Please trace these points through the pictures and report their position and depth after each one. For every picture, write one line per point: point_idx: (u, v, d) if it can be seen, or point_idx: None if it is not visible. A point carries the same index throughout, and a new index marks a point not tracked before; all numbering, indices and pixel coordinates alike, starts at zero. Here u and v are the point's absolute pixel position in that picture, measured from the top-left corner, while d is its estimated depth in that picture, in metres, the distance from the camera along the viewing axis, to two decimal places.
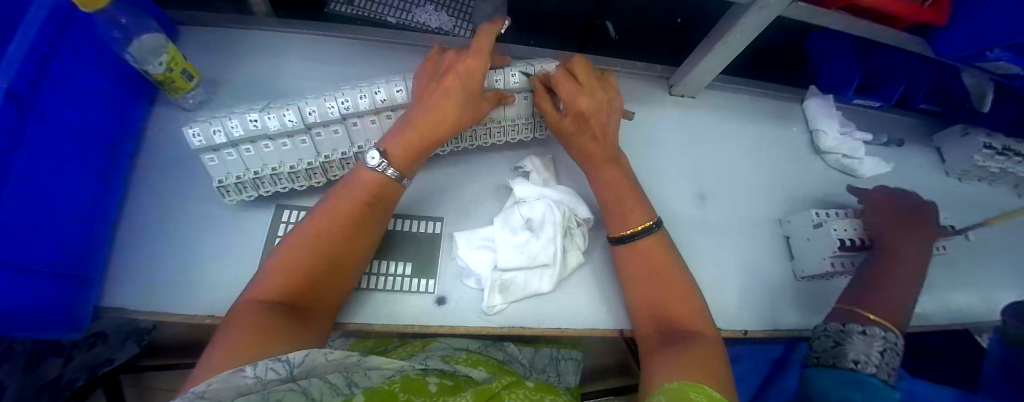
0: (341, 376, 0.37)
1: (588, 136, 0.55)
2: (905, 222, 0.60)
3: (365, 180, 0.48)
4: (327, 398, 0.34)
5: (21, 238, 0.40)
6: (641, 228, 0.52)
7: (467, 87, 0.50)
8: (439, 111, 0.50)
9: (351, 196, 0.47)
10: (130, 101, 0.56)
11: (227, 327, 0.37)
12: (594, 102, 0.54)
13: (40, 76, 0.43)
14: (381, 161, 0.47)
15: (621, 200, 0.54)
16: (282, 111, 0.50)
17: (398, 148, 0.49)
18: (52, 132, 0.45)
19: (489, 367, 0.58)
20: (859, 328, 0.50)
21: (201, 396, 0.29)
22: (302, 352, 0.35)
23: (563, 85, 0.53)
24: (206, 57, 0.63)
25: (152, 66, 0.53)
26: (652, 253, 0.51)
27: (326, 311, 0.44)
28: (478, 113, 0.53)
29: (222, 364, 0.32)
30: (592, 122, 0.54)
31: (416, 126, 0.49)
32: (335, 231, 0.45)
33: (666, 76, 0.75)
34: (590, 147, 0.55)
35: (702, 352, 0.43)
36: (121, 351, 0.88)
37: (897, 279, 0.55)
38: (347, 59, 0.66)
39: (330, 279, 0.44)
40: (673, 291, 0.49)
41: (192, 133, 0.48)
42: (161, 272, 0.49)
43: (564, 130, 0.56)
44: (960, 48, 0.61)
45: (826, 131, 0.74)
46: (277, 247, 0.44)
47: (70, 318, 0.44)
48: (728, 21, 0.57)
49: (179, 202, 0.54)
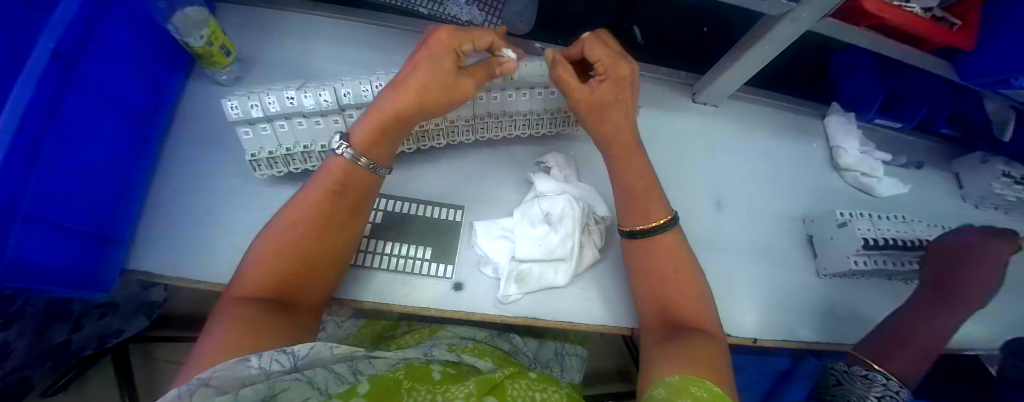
0: (344, 365, 0.40)
1: (624, 106, 0.54)
2: (971, 270, 0.58)
3: (332, 171, 0.48)
4: (333, 388, 0.37)
5: (54, 197, 0.41)
6: (660, 223, 0.52)
7: (438, 61, 0.47)
8: (406, 87, 0.47)
9: (319, 188, 0.47)
10: (166, 75, 0.58)
11: (210, 328, 0.38)
12: (631, 70, 0.52)
13: (84, 41, 0.45)
14: (341, 144, 0.47)
15: (627, 197, 0.54)
16: (318, 91, 0.51)
17: (363, 133, 0.48)
18: (90, 99, 0.46)
19: (494, 358, 0.60)
20: (862, 371, 0.54)
21: (206, 383, 0.32)
22: (306, 347, 0.37)
23: (597, 51, 0.52)
24: (241, 36, 0.65)
25: (193, 39, 0.54)
26: (666, 255, 0.52)
27: (311, 300, 0.46)
28: (452, 91, 0.49)
29: (218, 357, 0.35)
30: (626, 91, 0.53)
31: (381, 105, 0.48)
32: (307, 223, 0.45)
33: (689, 83, 0.76)
34: (622, 126, 0.55)
35: (705, 348, 0.45)
36: (130, 322, 0.87)
37: (939, 329, 0.57)
38: (380, 46, 0.67)
39: (310, 274, 0.45)
40: (680, 289, 0.50)
41: (230, 106, 0.50)
42: (187, 240, 0.51)
43: (603, 99, 0.52)
44: (984, 73, 0.61)
45: (846, 149, 0.74)
46: (252, 247, 0.45)
47: (94, 278, 0.45)
48: (758, 30, 0.57)
49: (209, 174, 0.55)
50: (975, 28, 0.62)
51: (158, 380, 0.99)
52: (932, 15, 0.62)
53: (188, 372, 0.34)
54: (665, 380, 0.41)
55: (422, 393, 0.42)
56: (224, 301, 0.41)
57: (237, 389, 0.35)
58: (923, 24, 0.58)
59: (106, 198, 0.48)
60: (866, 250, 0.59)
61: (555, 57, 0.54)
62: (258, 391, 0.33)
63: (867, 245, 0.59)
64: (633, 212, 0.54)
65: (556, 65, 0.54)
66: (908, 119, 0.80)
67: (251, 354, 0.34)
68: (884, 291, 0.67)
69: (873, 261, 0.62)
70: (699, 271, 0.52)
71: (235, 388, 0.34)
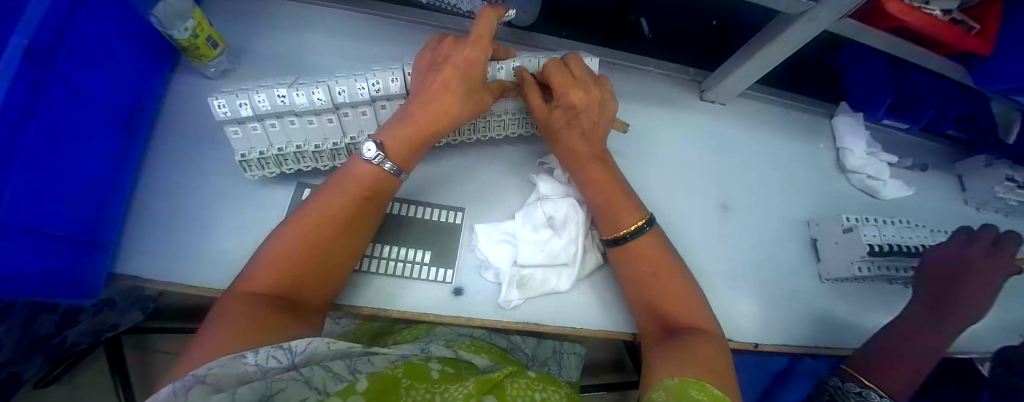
0: (343, 364, 0.38)
1: (580, 132, 0.54)
2: (966, 280, 0.57)
3: (362, 173, 0.47)
4: (331, 386, 0.36)
5: (35, 203, 0.39)
6: (630, 230, 0.50)
7: (468, 80, 0.48)
8: (431, 109, 0.48)
9: (347, 192, 0.45)
10: (150, 68, 0.55)
11: (218, 315, 0.37)
12: (587, 98, 0.52)
13: (60, 35, 0.42)
14: (376, 154, 0.46)
15: (618, 202, 0.52)
16: (311, 89, 0.48)
17: (395, 144, 0.47)
18: (69, 98, 0.44)
19: (491, 354, 0.58)
20: (856, 390, 0.53)
21: (201, 380, 0.31)
22: (304, 342, 0.36)
23: (559, 76, 0.52)
24: (231, 24, 0.61)
25: (177, 31, 0.51)
26: (650, 258, 0.50)
27: (323, 301, 0.44)
28: (477, 105, 0.51)
29: (219, 352, 0.34)
30: (581, 117, 0.53)
31: (412, 123, 0.48)
32: (330, 225, 0.44)
33: (698, 80, 0.74)
34: (578, 145, 0.53)
35: (705, 352, 0.43)
36: (126, 316, 0.84)
37: (932, 336, 0.56)
38: (376, 37, 0.64)
39: (324, 276, 0.44)
40: (676, 292, 0.49)
41: (216, 104, 0.47)
42: (176, 243, 0.49)
43: (552, 121, 0.53)
44: (1002, 78, 0.60)
45: (852, 150, 0.73)
46: (270, 237, 0.44)
47: (80, 286, 0.44)
48: (773, 29, 0.55)
49: (198, 172, 0.53)
50: (992, 32, 0.60)
51: (153, 371, 0.98)
52: (951, 18, 0.60)
53: (189, 359, 0.34)
54: (664, 382, 0.40)
55: (421, 393, 0.39)
56: (233, 290, 0.40)
57: (234, 386, 0.34)
58: (945, 29, 0.56)
59: (90, 199, 0.45)
60: (870, 257, 0.58)
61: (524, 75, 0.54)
62: (255, 391, 0.32)
63: (873, 253, 0.58)
64: (608, 218, 0.52)
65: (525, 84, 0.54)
66: (915, 121, 0.79)
67: (248, 351, 0.33)
68: (883, 295, 0.67)
69: (876, 267, 0.61)
70: (690, 277, 0.51)
71: (232, 386, 0.33)
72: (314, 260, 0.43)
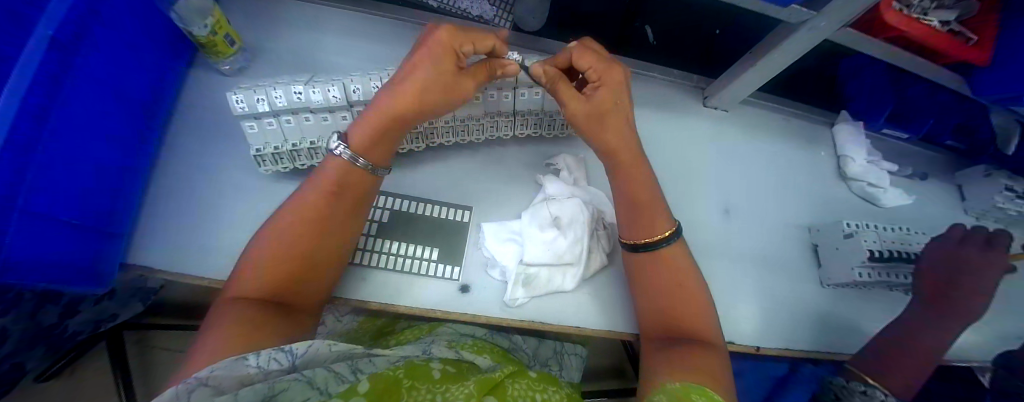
0: (344, 364, 0.38)
1: (622, 113, 0.52)
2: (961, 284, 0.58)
3: (333, 170, 0.47)
4: (333, 387, 0.35)
5: (53, 190, 0.40)
6: (662, 237, 0.50)
7: (438, 65, 0.46)
8: (404, 91, 0.46)
9: (314, 189, 0.46)
10: (166, 64, 0.56)
11: (212, 324, 0.38)
12: (622, 77, 0.51)
13: (82, 29, 0.43)
14: (340, 147, 0.47)
15: (640, 206, 0.52)
16: (327, 86, 0.50)
17: (362, 135, 0.47)
18: (88, 91, 0.45)
19: (493, 354, 0.59)
20: (861, 387, 0.53)
21: (204, 383, 0.31)
22: (304, 344, 0.36)
23: (587, 57, 0.50)
24: (247, 24, 0.63)
25: (197, 27, 0.52)
26: (669, 264, 0.50)
27: (313, 301, 0.45)
28: (450, 95, 0.48)
29: (217, 356, 0.34)
30: (624, 97, 0.51)
31: (380, 107, 0.46)
32: (303, 225, 0.45)
33: (701, 87, 0.75)
34: (615, 141, 0.52)
35: (706, 364, 0.44)
36: (125, 308, 0.84)
37: (932, 342, 0.57)
38: (388, 39, 0.66)
39: (311, 277, 0.45)
40: (682, 302, 0.49)
41: (235, 99, 0.49)
42: (186, 235, 0.49)
43: (602, 106, 0.50)
44: (998, 89, 0.61)
45: (853, 158, 0.74)
46: (252, 244, 0.44)
47: (94, 274, 0.44)
48: (775, 37, 0.56)
49: (209, 167, 0.54)
50: (989, 45, 0.61)
51: (154, 368, 0.98)
52: (948, 30, 0.62)
53: (188, 367, 0.34)
54: (666, 386, 0.39)
55: (422, 394, 0.39)
56: (222, 301, 0.40)
57: (235, 389, 0.33)
58: (941, 40, 0.57)
59: (103, 190, 0.46)
60: (873, 262, 0.60)
61: (547, 70, 0.51)
62: (257, 391, 0.31)
63: (873, 259, 0.60)
64: (636, 223, 0.52)
65: (553, 81, 0.51)
66: (915, 131, 0.80)
67: (250, 353, 0.33)
68: (884, 302, 0.68)
69: (877, 273, 0.62)
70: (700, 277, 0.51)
71: (234, 388, 0.33)
72: (299, 262, 0.44)
